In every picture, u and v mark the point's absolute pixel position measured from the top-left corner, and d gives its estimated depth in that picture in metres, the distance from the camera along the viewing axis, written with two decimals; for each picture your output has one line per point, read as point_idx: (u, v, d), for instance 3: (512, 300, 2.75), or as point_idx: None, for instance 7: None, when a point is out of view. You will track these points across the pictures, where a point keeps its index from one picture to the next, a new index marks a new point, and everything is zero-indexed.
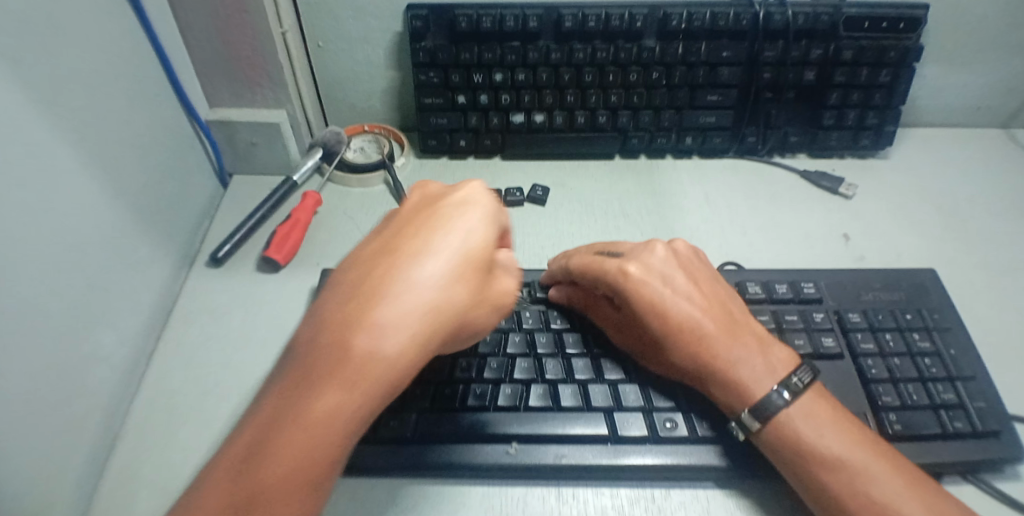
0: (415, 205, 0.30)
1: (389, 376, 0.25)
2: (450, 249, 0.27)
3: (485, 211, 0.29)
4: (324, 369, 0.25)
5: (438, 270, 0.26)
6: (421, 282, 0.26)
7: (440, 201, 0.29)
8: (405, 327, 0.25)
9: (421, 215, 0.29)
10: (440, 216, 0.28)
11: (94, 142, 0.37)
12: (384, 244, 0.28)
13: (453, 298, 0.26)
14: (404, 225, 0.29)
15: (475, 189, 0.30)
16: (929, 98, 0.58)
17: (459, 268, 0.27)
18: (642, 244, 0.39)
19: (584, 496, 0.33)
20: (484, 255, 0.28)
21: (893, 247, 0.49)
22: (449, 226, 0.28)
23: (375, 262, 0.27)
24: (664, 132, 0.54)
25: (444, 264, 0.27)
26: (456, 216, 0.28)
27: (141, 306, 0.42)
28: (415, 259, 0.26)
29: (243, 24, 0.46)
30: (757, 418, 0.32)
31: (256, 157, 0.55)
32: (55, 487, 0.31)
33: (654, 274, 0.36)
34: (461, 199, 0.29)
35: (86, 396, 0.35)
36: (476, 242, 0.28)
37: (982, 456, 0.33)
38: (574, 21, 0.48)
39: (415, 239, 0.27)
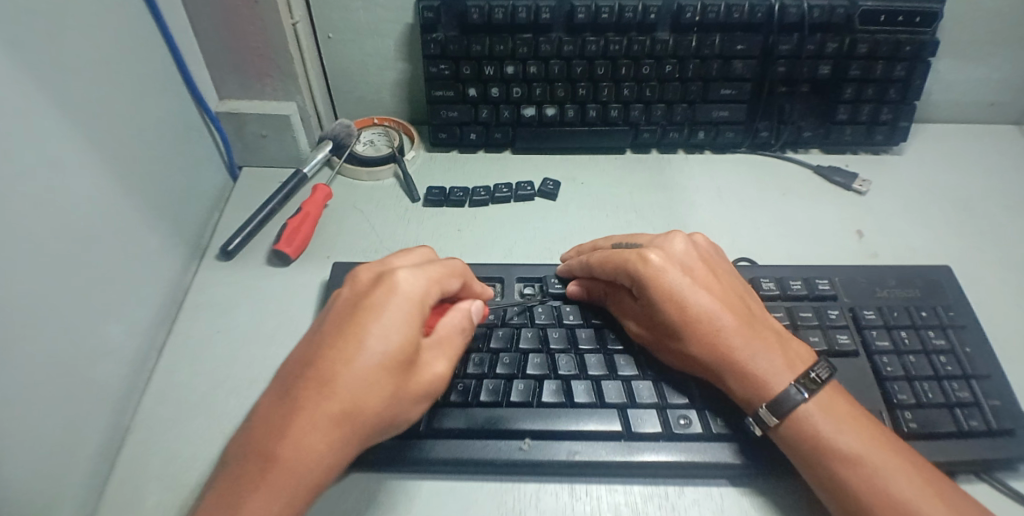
0: (342, 300, 0.33)
1: (307, 474, 0.27)
2: (360, 353, 0.29)
3: (397, 307, 0.30)
4: (251, 474, 0.27)
5: (345, 372, 0.29)
6: (334, 389, 0.28)
7: (358, 299, 0.32)
8: (319, 431, 0.28)
9: (343, 313, 0.31)
10: (356, 317, 0.30)
11: (105, 132, 0.37)
12: (310, 348, 0.31)
13: (364, 396, 0.28)
14: (327, 326, 0.31)
15: (393, 279, 0.31)
16: (945, 93, 0.58)
17: (369, 370, 0.29)
18: (663, 235, 0.39)
19: (597, 492, 0.34)
20: (395, 353, 0.29)
21: (907, 244, 0.49)
22: (359, 327, 0.30)
23: (298, 371, 0.30)
24: (676, 127, 0.54)
25: (355, 368, 0.29)
26: (368, 317, 0.30)
27: (151, 298, 0.42)
28: (329, 367, 0.29)
29: (253, 14, 0.45)
30: (777, 415, 0.32)
31: (265, 149, 0.55)
32: (65, 480, 0.31)
33: (675, 263, 0.37)
34: (377, 296, 0.31)
35: (97, 388, 0.35)
36: (384, 338, 0.30)
37: (996, 455, 0.33)
38: (587, 13, 0.47)
39: (331, 344, 0.30)
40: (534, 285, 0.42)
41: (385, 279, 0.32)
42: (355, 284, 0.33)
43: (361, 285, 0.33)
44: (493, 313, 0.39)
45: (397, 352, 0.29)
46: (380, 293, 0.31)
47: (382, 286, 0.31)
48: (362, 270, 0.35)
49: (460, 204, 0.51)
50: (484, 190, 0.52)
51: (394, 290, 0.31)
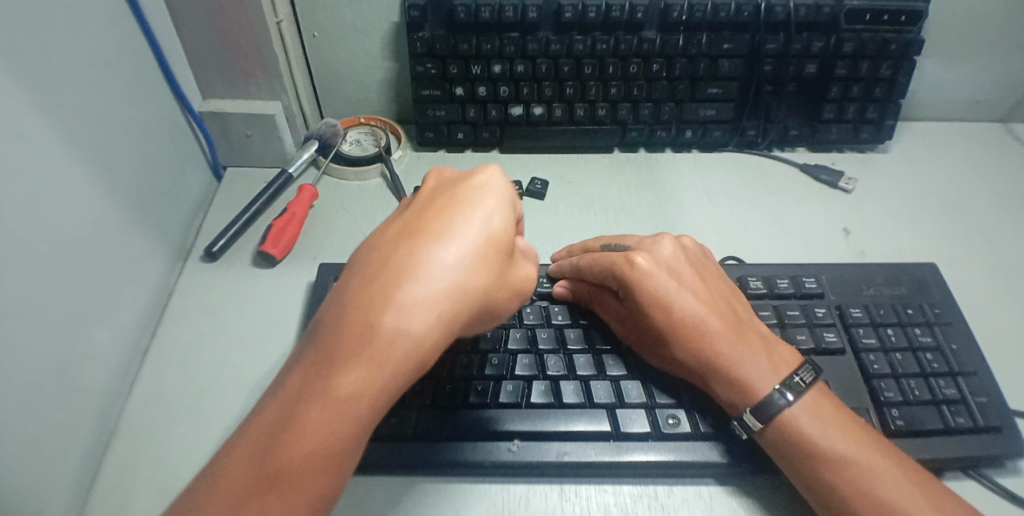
0: (435, 192, 0.31)
1: (417, 354, 0.25)
2: (472, 233, 0.28)
3: (504, 198, 0.30)
4: (352, 344, 0.25)
5: (457, 253, 0.27)
6: (449, 265, 0.26)
7: (461, 188, 0.30)
8: (434, 302, 0.26)
9: (442, 201, 0.30)
10: (465, 202, 0.29)
11: (86, 134, 0.36)
12: (409, 229, 0.28)
13: (478, 276, 0.27)
14: (427, 211, 0.29)
15: (494, 175, 0.31)
16: (929, 92, 0.58)
17: (480, 251, 0.28)
18: (652, 237, 0.39)
19: (586, 493, 0.33)
20: (504, 237, 0.29)
21: (894, 241, 0.49)
22: (468, 209, 0.28)
23: (400, 244, 0.27)
24: (664, 126, 0.54)
25: (469, 246, 0.27)
26: (478, 202, 0.29)
27: (135, 301, 0.41)
28: (440, 243, 0.27)
29: (237, 12, 0.45)
30: (761, 420, 0.31)
31: (250, 149, 0.54)
32: (51, 487, 0.31)
33: (663, 267, 0.36)
34: (481, 185, 0.30)
35: (81, 393, 0.34)
36: (495, 224, 0.28)
37: (983, 452, 0.33)
38: (574, 12, 0.47)
39: (441, 224, 0.28)
40: None
41: (484, 174, 0.31)
42: (448, 180, 0.32)
43: (456, 180, 0.31)
44: None
45: (505, 238, 0.29)
46: (484, 183, 0.30)
47: (483, 177, 0.30)
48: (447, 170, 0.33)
49: None
50: None
51: (498, 183, 0.30)
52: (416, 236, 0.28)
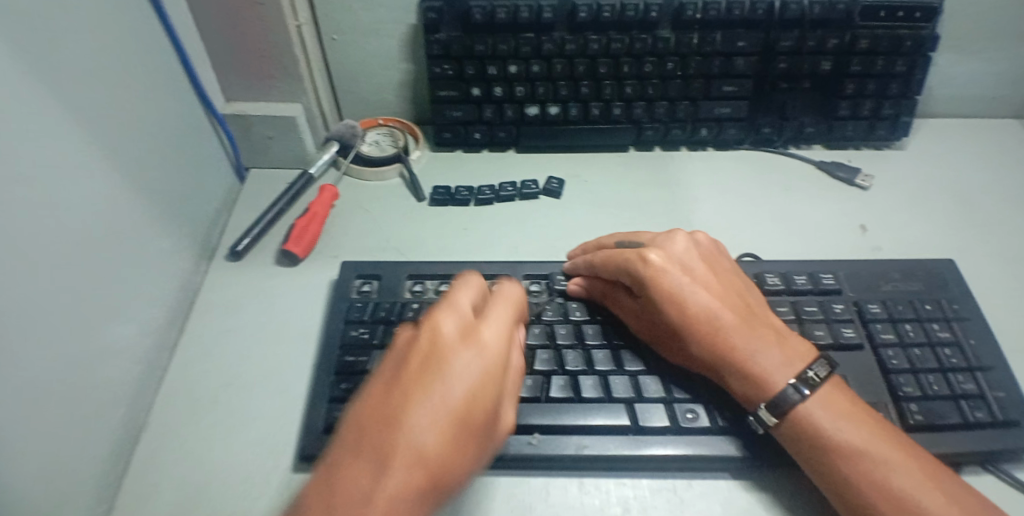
0: (430, 346, 0.27)
1: None
2: (453, 416, 0.25)
3: (493, 369, 0.27)
4: None
5: (441, 426, 0.25)
6: (424, 452, 0.24)
7: (454, 353, 0.26)
8: (403, 502, 0.23)
9: (432, 364, 0.26)
10: (453, 376, 0.26)
11: (114, 135, 0.37)
12: (394, 399, 0.25)
13: (462, 448, 0.25)
14: (416, 375, 0.26)
15: (490, 338, 0.27)
16: (946, 88, 0.58)
17: (458, 436, 0.25)
18: (665, 234, 0.40)
19: (606, 486, 0.34)
20: (486, 415, 0.26)
21: (910, 237, 0.49)
22: (454, 369, 0.26)
23: (380, 422, 0.25)
24: (679, 124, 0.54)
25: (448, 430, 0.25)
26: (467, 375, 0.26)
27: (162, 298, 0.42)
28: (424, 416, 0.24)
29: (258, 16, 0.46)
30: (776, 414, 0.32)
31: (271, 150, 0.55)
32: (81, 479, 0.32)
33: (675, 263, 0.37)
34: (473, 351, 0.27)
35: (110, 388, 0.35)
36: (483, 384, 0.26)
37: (1002, 446, 0.33)
38: (589, 12, 0.48)
39: (424, 399, 0.25)
40: (540, 282, 0.42)
41: (479, 335, 0.27)
42: (445, 326, 0.27)
43: (453, 329, 0.27)
44: None
45: (486, 415, 0.26)
46: (477, 349, 0.27)
47: (478, 341, 0.27)
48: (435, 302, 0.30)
49: (465, 203, 0.52)
50: (490, 189, 0.52)
51: (491, 348, 0.27)
52: (398, 407, 0.25)
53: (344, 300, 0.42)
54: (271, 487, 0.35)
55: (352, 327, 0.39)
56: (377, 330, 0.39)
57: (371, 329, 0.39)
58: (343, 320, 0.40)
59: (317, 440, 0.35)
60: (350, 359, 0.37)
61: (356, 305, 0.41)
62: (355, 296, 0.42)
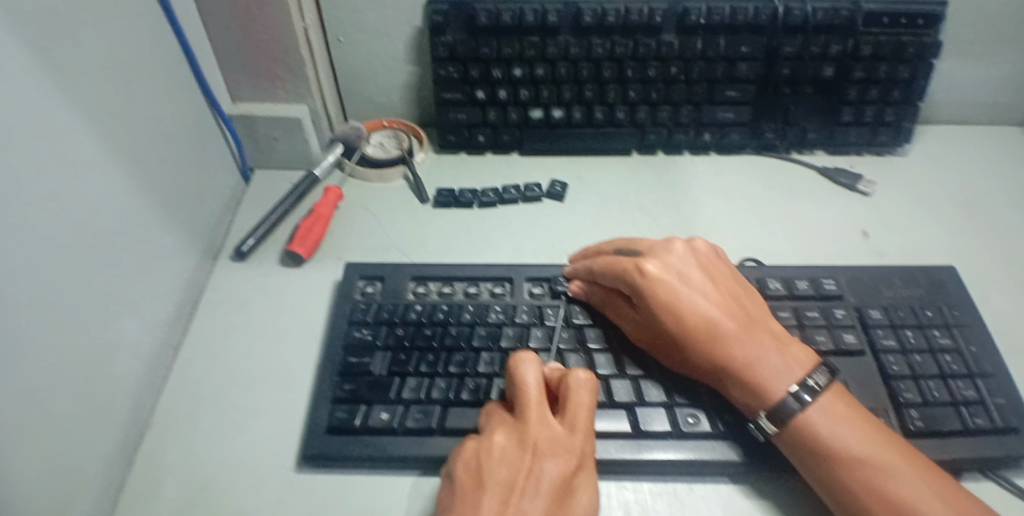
0: (532, 465, 0.29)
1: None
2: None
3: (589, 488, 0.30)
4: None
5: None
6: None
7: (559, 470, 0.29)
8: None
9: (538, 485, 0.29)
10: (558, 499, 0.28)
11: (122, 134, 0.37)
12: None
13: None
14: (526, 495, 0.28)
15: (585, 454, 0.30)
16: (948, 94, 0.58)
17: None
18: (663, 242, 0.40)
19: (606, 490, 0.34)
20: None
21: (913, 243, 0.49)
22: (558, 492, 0.29)
23: None
24: (682, 127, 0.54)
25: None
26: (570, 495, 0.29)
27: (168, 297, 0.43)
28: None
29: (265, 17, 0.46)
30: (775, 422, 0.32)
31: (277, 151, 0.56)
32: (84, 476, 0.32)
33: (672, 272, 0.37)
34: (574, 467, 0.30)
35: (115, 385, 0.36)
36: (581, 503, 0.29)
37: (1001, 452, 0.33)
38: (594, 16, 0.48)
39: None
40: (543, 284, 0.43)
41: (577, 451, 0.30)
42: (546, 444, 0.30)
43: (553, 443, 0.30)
44: (503, 311, 0.40)
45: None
46: (577, 465, 0.30)
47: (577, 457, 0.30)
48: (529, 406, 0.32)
49: (469, 205, 0.52)
50: (493, 191, 0.53)
51: (585, 465, 0.30)
52: None
53: (348, 301, 0.42)
54: (274, 487, 0.35)
55: (356, 328, 0.40)
56: (380, 332, 0.39)
57: (375, 330, 0.39)
58: (347, 321, 0.40)
59: (320, 439, 0.35)
60: (354, 360, 0.38)
61: (360, 306, 0.41)
62: (358, 296, 0.43)
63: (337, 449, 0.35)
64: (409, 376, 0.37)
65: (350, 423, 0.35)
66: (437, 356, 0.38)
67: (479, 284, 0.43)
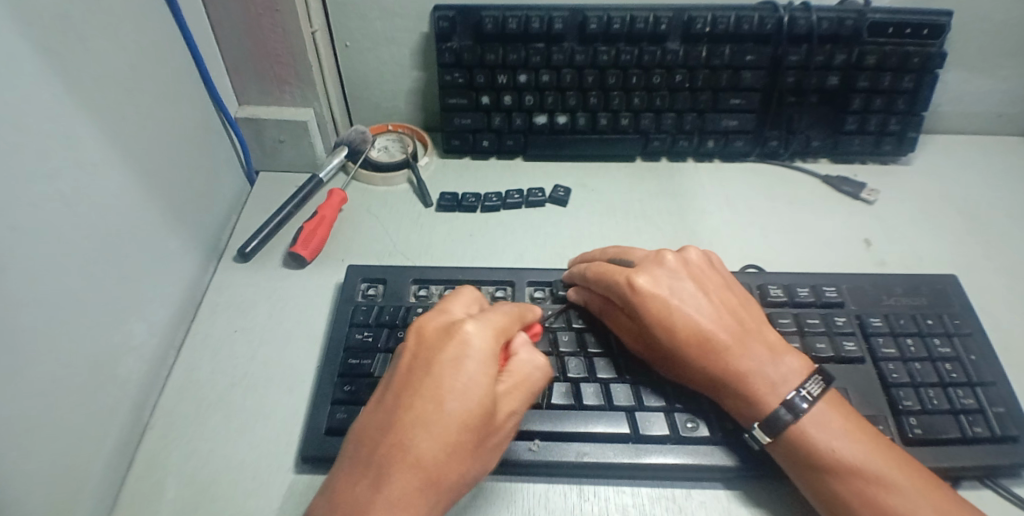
0: (414, 347, 0.29)
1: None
2: (441, 412, 0.26)
3: (476, 364, 0.28)
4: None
5: (421, 425, 0.26)
6: (410, 448, 0.26)
7: (435, 349, 0.28)
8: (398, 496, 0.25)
9: (415, 365, 0.28)
10: (435, 374, 0.27)
11: (129, 136, 0.38)
12: (389, 400, 0.28)
13: (444, 440, 0.26)
14: (405, 376, 0.28)
15: (467, 333, 0.28)
16: (952, 104, 0.58)
17: (448, 428, 0.26)
18: (654, 253, 0.39)
19: (604, 493, 0.34)
20: (476, 406, 0.27)
21: (916, 252, 0.49)
22: (435, 369, 0.27)
23: (373, 424, 0.28)
24: (685, 135, 0.54)
25: (433, 427, 0.26)
26: (449, 370, 0.27)
27: (172, 297, 0.43)
28: (405, 413, 0.27)
29: (273, 22, 0.47)
30: (769, 434, 0.32)
31: (283, 154, 0.56)
32: (85, 473, 0.32)
33: (663, 286, 0.37)
34: (452, 345, 0.28)
35: (118, 384, 0.36)
36: (463, 377, 0.27)
37: (1000, 461, 0.33)
38: (599, 24, 0.48)
39: (414, 396, 0.27)
40: (544, 288, 0.43)
41: (459, 331, 0.29)
42: (429, 329, 0.30)
43: (438, 328, 0.30)
44: None
45: (475, 404, 0.27)
46: (455, 342, 0.28)
47: (456, 335, 0.28)
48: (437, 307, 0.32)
49: (472, 210, 0.52)
50: (496, 196, 0.53)
51: (472, 342, 0.28)
52: (386, 408, 0.28)
53: (350, 303, 0.42)
54: (272, 487, 0.36)
55: (358, 330, 0.40)
56: (381, 334, 0.39)
57: (376, 332, 0.40)
58: (348, 323, 0.41)
59: (319, 440, 0.35)
60: (354, 362, 0.38)
61: (362, 308, 0.41)
62: (360, 299, 0.43)
63: (336, 450, 0.35)
64: None
65: (350, 424, 0.35)
66: None
67: (481, 287, 0.43)
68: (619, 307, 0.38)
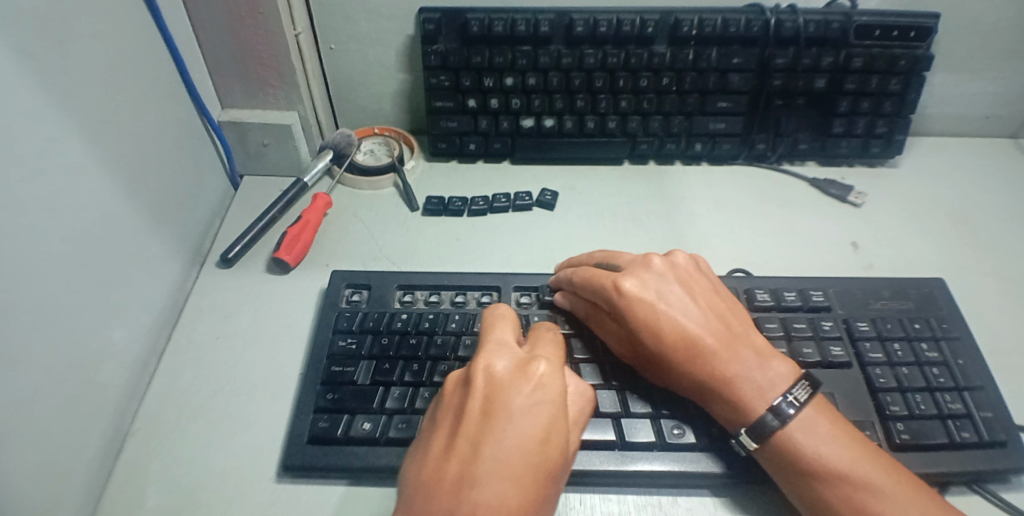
0: (484, 387, 0.28)
1: None
2: (526, 461, 0.26)
3: (552, 406, 0.27)
4: None
5: (508, 477, 0.25)
6: (503, 503, 0.24)
7: (512, 389, 0.27)
8: None
9: (492, 408, 0.27)
10: (518, 418, 0.26)
11: (109, 140, 0.37)
12: (463, 450, 0.26)
13: (532, 492, 0.25)
14: (478, 420, 0.27)
15: (543, 374, 0.28)
16: (939, 107, 0.58)
17: (532, 476, 0.25)
18: (641, 257, 0.39)
19: (591, 501, 0.34)
20: (557, 452, 0.27)
21: (905, 255, 0.49)
22: (516, 414, 0.26)
23: (448, 474, 0.25)
24: (674, 137, 0.54)
25: (521, 477, 0.25)
26: (530, 413, 0.27)
27: (154, 303, 0.42)
28: (490, 462, 0.25)
29: (256, 24, 0.46)
30: (756, 439, 0.32)
31: (267, 157, 0.55)
32: (65, 483, 0.31)
33: (651, 290, 0.36)
34: (530, 387, 0.27)
35: (98, 393, 0.35)
36: (547, 423, 0.27)
37: (987, 466, 0.33)
38: (585, 26, 0.48)
39: (496, 444, 0.26)
40: (530, 293, 0.42)
41: (533, 373, 0.28)
42: (497, 367, 0.28)
43: (506, 368, 0.29)
44: None
45: (557, 451, 0.27)
46: (533, 385, 0.27)
47: (533, 377, 0.28)
48: (493, 340, 0.31)
49: (458, 214, 0.52)
50: (483, 199, 0.52)
51: (549, 385, 0.28)
52: (463, 456, 0.26)
53: (333, 309, 0.41)
54: (255, 497, 0.35)
55: (341, 336, 0.39)
56: (365, 341, 0.39)
57: (359, 339, 0.39)
58: (332, 330, 0.40)
59: (302, 448, 0.35)
60: (337, 369, 0.37)
61: (345, 314, 0.41)
62: (344, 305, 0.42)
63: (318, 459, 0.34)
64: (393, 385, 0.37)
65: (332, 433, 0.35)
66: (421, 365, 0.37)
67: (467, 293, 0.43)
68: (606, 312, 0.37)
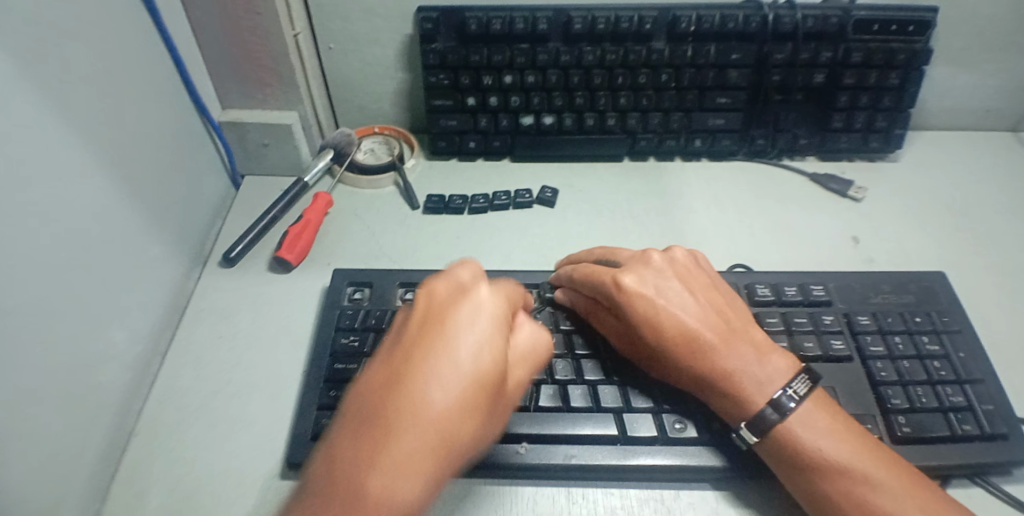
0: (424, 308, 0.27)
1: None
2: (456, 371, 0.24)
3: (489, 322, 0.25)
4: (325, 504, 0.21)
5: (434, 389, 0.23)
6: (425, 413, 0.23)
7: (448, 306, 0.26)
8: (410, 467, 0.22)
9: (427, 325, 0.26)
10: (449, 331, 0.25)
11: (107, 141, 0.37)
12: (394, 363, 0.25)
13: (461, 405, 0.23)
14: (413, 336, 0.26)
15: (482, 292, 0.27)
16: (938, 100, 0.58)
17: (464, 390, 0.24)
18: (640, 253, 0.39)
19: (594, 496, 0.34)
20: (495, 370, 0.25)
21: (904, 248, 0.49)
22: (449, 327, 0.25)
23: (376, 385, 0.24)
24: (673, 134, 0.54)
25: (449, 390, 0.23)
26: (465, 327, 0.25)
27: (155, 304, 0.43)
28: (416, 373, 0.24)
29: (254, 25, 0.46)
30: (756, 433, 0.32)
31: (267, 157, 0.56)
32: (67, 484, 0.32)
33: (650, 286, 0.36)
34: (466, 304, 0.26)
35: (99, 394, 0.35)
36: (481, 338, 0.25)
37: (989, 459, 0.33)
38: (583, 24, 0.48)
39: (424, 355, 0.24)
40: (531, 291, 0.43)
41: (472, 292, 0.27)
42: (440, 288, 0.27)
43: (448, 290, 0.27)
44: None
45: (493, 367, 0.25)
46: (470, 303, 0.26)
47: (472, 296, 0.26)
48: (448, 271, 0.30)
49: (459, 212, 0.52)
50: (483, 198, 0.52)
51: (488, 303, 0.26)
52: (392, 367, 0.25)
53: (335, 308, 0.42)
54: (257, 495, 0.35)
55: (343, 334, 0.39)
56: (367, 339, 0.39)
57: (361, 337, 0.39)
58: (333, 328, 0.40)
59: (304, 446, 0.35)
60: (340, 367, 0.37)
61: (347, 312, 0.41)
62: (345, 303, 0.42)
63: None
64: None
65: None
66: None
67: None
68: (607, 307, 0.38)
